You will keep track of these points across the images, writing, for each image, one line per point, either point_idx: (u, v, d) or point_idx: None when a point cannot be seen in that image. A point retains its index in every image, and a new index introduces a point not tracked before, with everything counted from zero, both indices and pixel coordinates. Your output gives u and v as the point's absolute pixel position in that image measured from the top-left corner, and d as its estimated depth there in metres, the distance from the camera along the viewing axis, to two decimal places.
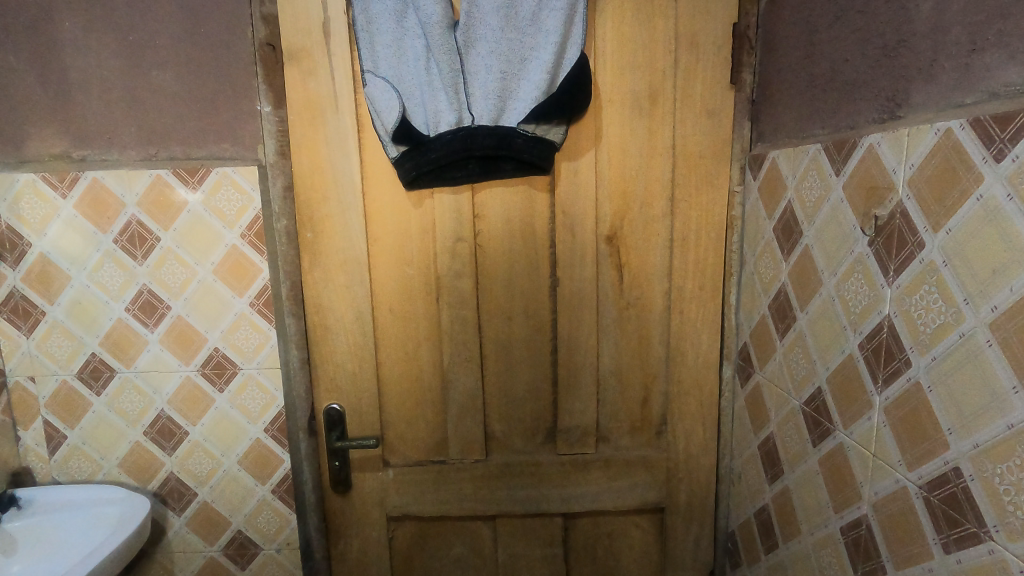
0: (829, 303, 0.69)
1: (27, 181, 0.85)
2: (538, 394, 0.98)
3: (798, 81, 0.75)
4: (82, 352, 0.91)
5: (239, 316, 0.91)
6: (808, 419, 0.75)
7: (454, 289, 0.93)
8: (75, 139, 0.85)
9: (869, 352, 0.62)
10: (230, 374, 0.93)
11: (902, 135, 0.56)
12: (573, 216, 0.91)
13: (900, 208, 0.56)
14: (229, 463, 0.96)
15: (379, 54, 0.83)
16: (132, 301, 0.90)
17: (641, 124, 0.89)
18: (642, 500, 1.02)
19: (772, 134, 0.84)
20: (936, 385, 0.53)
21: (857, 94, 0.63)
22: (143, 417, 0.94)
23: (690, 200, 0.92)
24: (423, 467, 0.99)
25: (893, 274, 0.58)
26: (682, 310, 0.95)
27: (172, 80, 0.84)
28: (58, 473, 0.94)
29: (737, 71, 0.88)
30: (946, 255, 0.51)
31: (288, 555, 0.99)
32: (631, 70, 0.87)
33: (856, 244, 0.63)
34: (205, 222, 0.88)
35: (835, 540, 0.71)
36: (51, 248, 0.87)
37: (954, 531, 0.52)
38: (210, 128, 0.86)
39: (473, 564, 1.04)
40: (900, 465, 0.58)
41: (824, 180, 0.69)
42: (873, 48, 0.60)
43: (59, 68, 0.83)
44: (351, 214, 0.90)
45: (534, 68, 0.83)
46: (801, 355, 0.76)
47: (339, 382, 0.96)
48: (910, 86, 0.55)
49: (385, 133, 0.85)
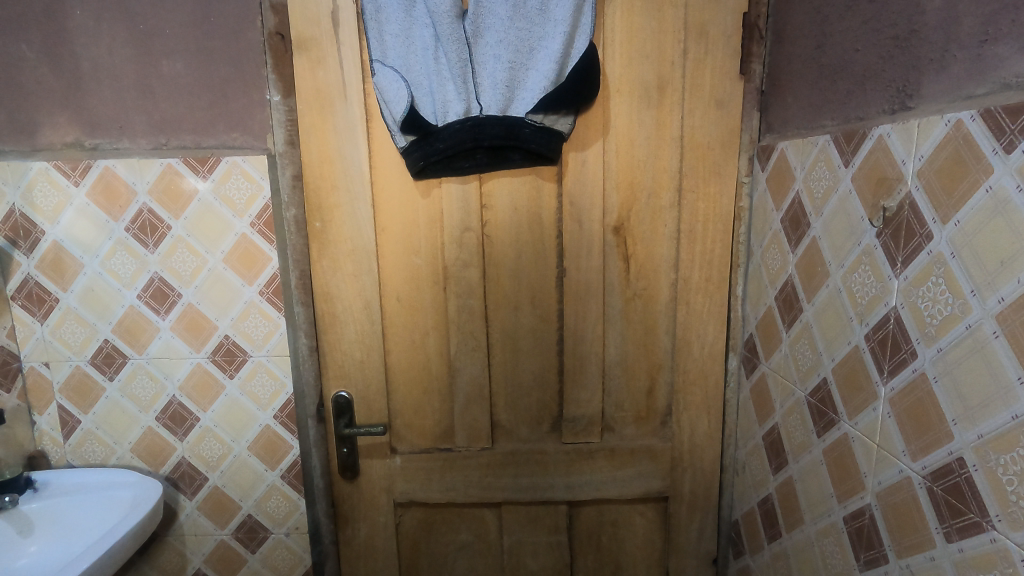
0: (836, 294, 0.69)
1: (41, 169, 0.86)
2: (544, 383, 0.98)
3: (809, 72, 0.75)
4: (95, 339, 0.92)
5: (248, 304, 0.92)
6: (813, 410, 0.75)
7: (460, 279, 0.94)
8: (86, 128, 0.86)
9: (875, 343, 0.62)
10: (239, 362, 0.94)
11: (912, 126, 0.56)
12: (581, 207, 0.92)
13: (909, 200, 0.56)
14: (239, 448, 0.98)
15: (388, 43, 0.83)
16: (143, 289, 0.91)
17: (650, 115, 0.89)
18: (646, 488, 1.03)
19: (781, 125, 0.83)
20: (941, 376, 0.53)
21: (868, 85, 0.62)
22: (155, 403, 0.95)
23: (697, 191, 0.92)
24: (430, 455, 1.00)
25: (900, 265, 0.58)
26: (688, 301, 0.96)
27: (182, 69, 0.85)
28: (72, 458, 0.96)
29: (746, 62, 0.87)
30: (955, 247, 0.51)
31: (297, 538, 1.01)
32: (640, 59, 0.87)
33: (864, 236, 0.63)
34: (215, 211, 0.89)
35: (837, 529, 0.71)
36: (64, 235, 0.88)
37: (957, 520, 0.53)
38: (221, 118, 0.87)
39: (478, 549, 1.06)
40: (903, 455, 0.59)
41: (832, 172, 0.69)
42: (884, 39, 0.60)
43: (70, 57, 0.83)
44: (359, 204, 0.91)
45: (543, 58, 0.82)
46: (807, 346, 0.76)
47: (348, 370, 0.97)
48: (921, 77, 0.55)
49: (394, 123, 0.85)
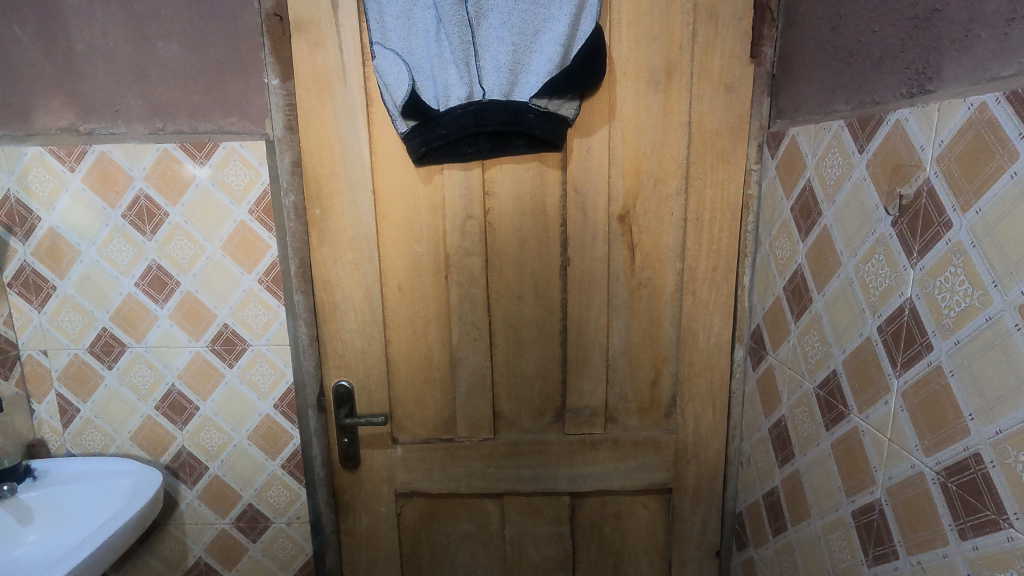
0: (847, 285, 0.67)
1: (36, 155, 0.84)
2: (548, 373, 0.97)
3: (822, 55, 0.73)
4: (93, 327, 0.91)
5: (248, 292, 0.91)
6: (822, 402, 0.74)
7: (462, 267, 0.92)
8: (82, 112, 0.84)
9: (888, 335, 0.60)
10: (239, 351, 0.93)
11: (932, 110, 0.53)
12: (585, 194, 0.90)
13: (927, 186, 0.54)
14: (240, 437, 0.97)
15: (388, 25, 0.81)
16: (141, 277, 0.90)
17: (657, 99, 0.87)
18: (650, 479, 1.02)
19: (792, 110, 0.81)
20: (958, 369, 0.52)
21: (884, 67, 0.60)
22: (154, 391, 0.94)
23: (704, 178, 0.89)
24: (431, 445, 0.99)
25: (916, 255, 0.56)
26: (694, 291, 0.94)
27: (178, 52, 0.83)
28: (71, 446, 0.96)
29: (757, 45, 0.85)
30: (976, 235, 0.49)
31: (298, 528, 1.01)
32: (647, 42, 0.85)
33: (878, 225, 0.61)
34: (213, 197, 0.87)
35: (845, 524, 0.70)
36: (60, 222, 0.87)
37: (972, 517, 0.51)
38: (219, 102, 0.85)
39: (480, 540, 1.05)
40: (916, 450, 0.57)
41: (846, 158, 0.67)
42: (904, 19, 0.57)
43: (64, 39, 0.81)
44: (359, 191, 0.89)
45: (548, 41, 0.80)
46: (816, 337, 0.74)
47: (348, 359, 0.96)
48: (942, 58, 0.53)
49: (395, 107, 0.83)
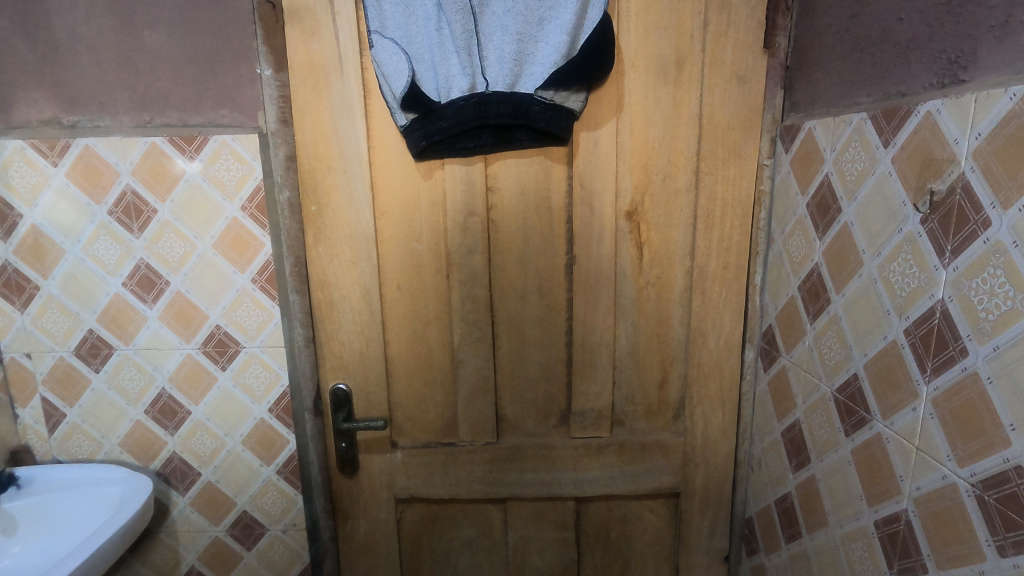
0: (870, 285, 0.64)
1: (16, 148, 0.80)
2: (552, 375, 0.94)
3: (841, 45, 0.70)
4: (79, 328, 0.87)
5: (241, 292, 0.87)
6: (841, 407, 0.71)
7: (465, 265, 0.89)
8: (64, 103, 0.80)
9: (917, 339, 0.58)
10: (232, 353, 0.90)
11: (967, 102, 0.50)
12: (592, 189, 0.86)
13: (961, 182, 0.51)
14: (233, 442, 0.93)
15: (386, 12, 0.77)
16: (129, 276, 0.86)
17: (666, 92, 0.83)
18: (657, 484, 0.99)
19: (807, 103, 0.78)
20: (998, 376, 0.49)
21: (912, 57, 0.57)
22: (144, 395, 0.91)
23: (715, 173, 0.86)
24: (432, 450, 0.96)
25: (949, 255, 0.53)
26: (704, 290, 0.91)
27: (166, 41, 0.79)
28: (57, 452, 0.92)
29: (771, 34, 0.82)
30: (1017, 235, 0.46)
31: (295, 535, 0.97)
32: (657, 32, 0.81)
33: (905, 222, 0.58)
34: (204, 193, 0.83)
35: (867, 533, 0.68)
36: (43, 219, 0.83)
37: (1012, 533, 0.49)
38: (209, 93, 0.81)
39: (483, 546, 1.02)
40: (948, 460, 0.55)
41: (869, 152, 0.64)
42: (934, 6, 0.55)
43: (45, 26, 0.77)
44: (357, 186, 0.85)
45: (554, 30, 0.77)
46: (834, 338, 0.72)
47: (346, 362, 0.92)
48: (978, 46, 0.50)
49: (394, 99, 0.79)
